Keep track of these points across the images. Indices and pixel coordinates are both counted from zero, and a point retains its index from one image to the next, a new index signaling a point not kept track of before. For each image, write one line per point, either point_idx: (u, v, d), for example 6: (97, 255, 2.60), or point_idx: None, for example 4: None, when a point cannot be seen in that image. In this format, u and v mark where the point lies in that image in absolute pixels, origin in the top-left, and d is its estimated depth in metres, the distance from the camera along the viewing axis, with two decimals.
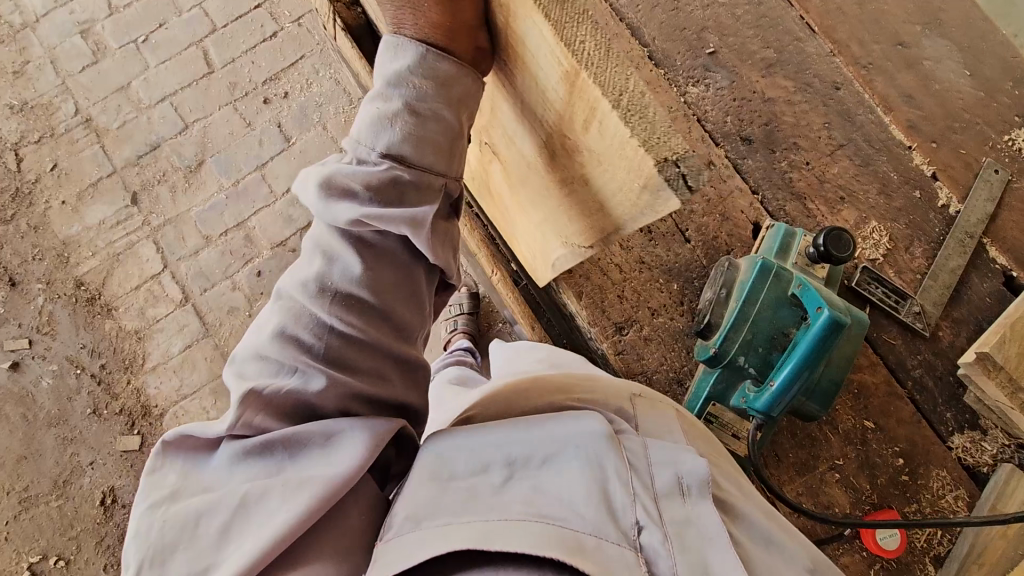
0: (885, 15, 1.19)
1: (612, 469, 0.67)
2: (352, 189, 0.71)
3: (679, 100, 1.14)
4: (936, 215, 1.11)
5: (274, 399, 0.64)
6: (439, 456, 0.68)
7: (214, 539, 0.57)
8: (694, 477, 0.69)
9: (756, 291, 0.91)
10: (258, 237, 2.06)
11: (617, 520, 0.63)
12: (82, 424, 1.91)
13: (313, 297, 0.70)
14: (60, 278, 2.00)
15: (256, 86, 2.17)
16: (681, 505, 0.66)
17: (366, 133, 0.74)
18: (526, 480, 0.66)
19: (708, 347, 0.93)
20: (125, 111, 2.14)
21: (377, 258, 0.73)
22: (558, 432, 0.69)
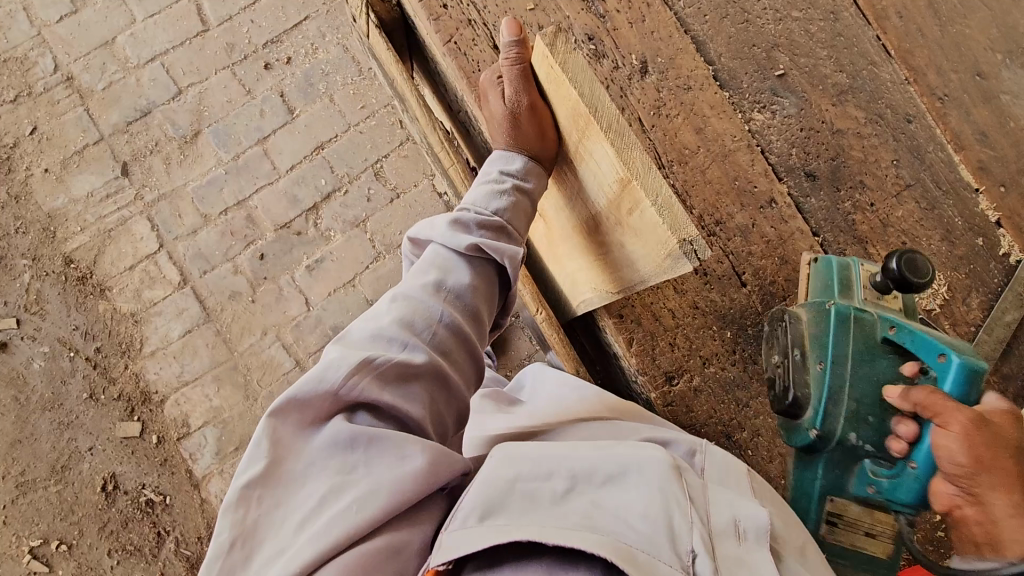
0: (965, 41, 1.11)
1: (673, 494, 0.66)
2: (470, 225, 0.80)
3: (744, 127, 1.04)
4: (997, 264, 1.06)
5: (385, 371, 0.64)
6: (507, 458, 0.68)
7: (305, 530, 0.57)
8: (752, 524, 0.69)
9: (840, 351, 0.84)
10: (261, 218, 1.95)
11: (674, 544, 0.62)
12: (78, 408, 1.82)
13: (428, 296, 0.74)
14: (48, 254, 1.88)
15: (256, 49, 2.02)
16: (734, 547, 0.66)
17: (480, 199, 0.83)
18: (588, 496, 0.65)
19: (811, 432, 0.84)
20: (111, 70, 1.98)
21: (479, 277, 0.79)
22: (626, 451, 0.69)
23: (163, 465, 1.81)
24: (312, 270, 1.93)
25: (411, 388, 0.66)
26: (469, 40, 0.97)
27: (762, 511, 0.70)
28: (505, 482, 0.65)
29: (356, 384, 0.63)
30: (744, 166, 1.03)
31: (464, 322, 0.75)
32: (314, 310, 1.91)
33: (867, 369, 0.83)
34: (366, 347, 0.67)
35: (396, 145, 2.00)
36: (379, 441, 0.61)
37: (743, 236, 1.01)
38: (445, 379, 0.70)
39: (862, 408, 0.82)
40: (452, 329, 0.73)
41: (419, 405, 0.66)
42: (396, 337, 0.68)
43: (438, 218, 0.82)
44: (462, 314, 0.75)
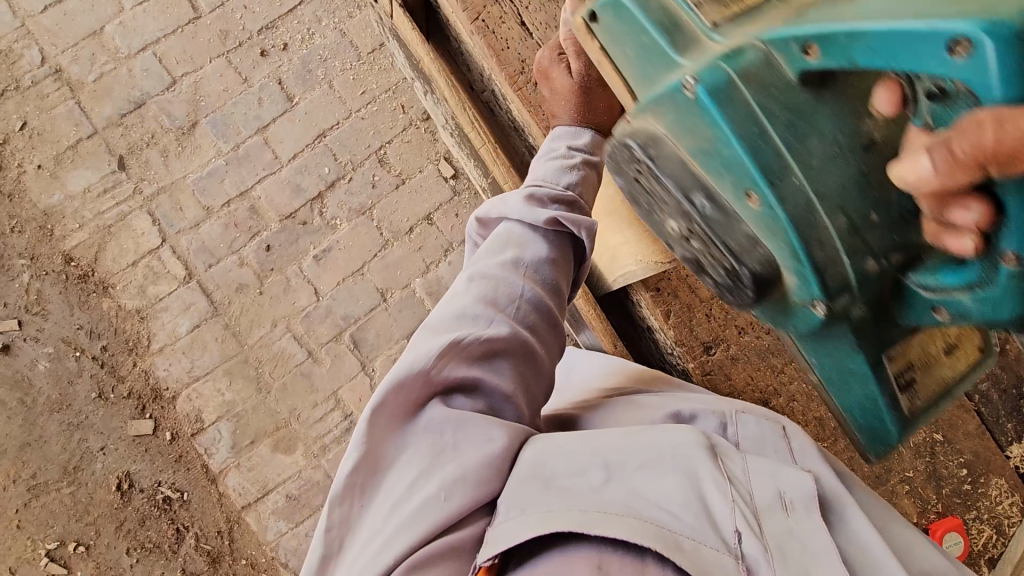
0: None
1: (712, 478, 0.61)
2: (546, 200, 0.80)
3: None
4: None
5: (473, 351, 0.65)
6: (542, 450, 0.62)
7: (400, 515, 0.58)
8: (797, 492, 0.64)
9: (770, 162, 0.58)
10: (264, 208, 1.91)
11: (717, 526, 0.58)
12: (88, 408, 1.79)
13: (509, 271, 0.73)
14: (46, 253, 1.84)
15: (251, 35, 1.97)
16: (784, 519, 0.61)
17: (550, 173, 0.82)
18: (626, 485, 0.60)
19: (754, 203, 0.60)
20: (101, 61, 1.92)
21: (556, 250, 0.78)
22: (663, 438, 0.64)
23: (178, 462, 1.80)
24: (320, 260, 1.91)
25: (500, 364, 0.66)
26: (496, 17, 0.97)
27: (806, 477, 0.65)
28: (543, 479, 0.59)
29: (446, 366, 0.63)
30: None
31: (546, 297, 0.74)
32: (324, 299, 1.89)
33: (821, 147, 0.58)
34: (453, 327, 0.67)
35: (400, 130, 1.98)
36: (470, 423, 0.61)
37: None
38: (532, 354, 0.69)
39: (860, 228, 0.59)
40: (536, 303, 0.72)
41: (509, 381, 0.66)
42: (485, 315, 0.68)
43: (510, 194, 0.81)
44: (544, 289, 0.75)
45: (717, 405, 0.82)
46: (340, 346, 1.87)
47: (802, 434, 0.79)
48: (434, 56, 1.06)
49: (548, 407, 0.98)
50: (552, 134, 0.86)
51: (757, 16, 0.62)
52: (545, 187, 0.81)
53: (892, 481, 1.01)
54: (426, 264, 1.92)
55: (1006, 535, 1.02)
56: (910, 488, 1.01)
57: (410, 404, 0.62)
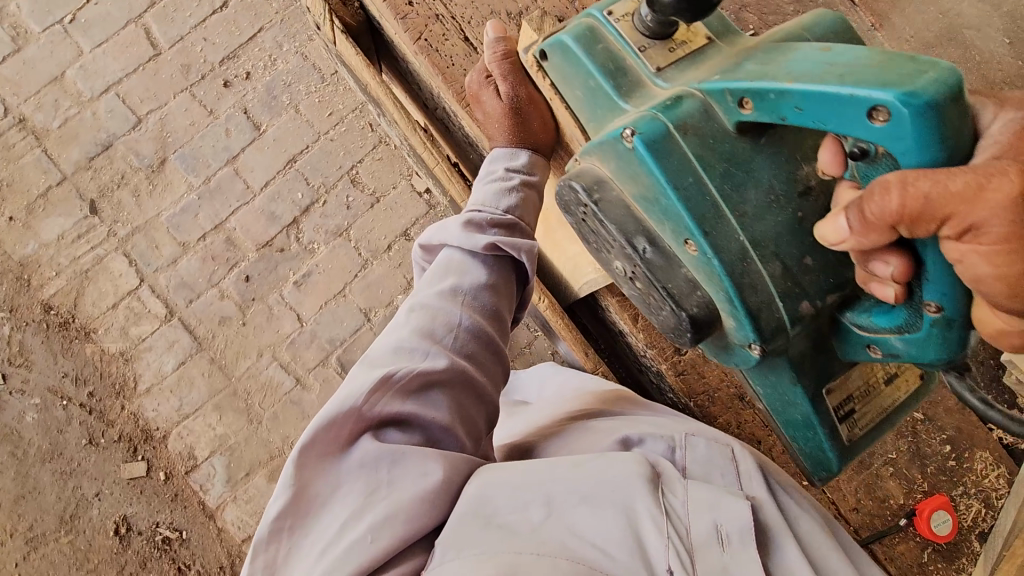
0: None
1: (649, 515, 0.64)
2: (484, 225, 0.81)
3: None
4: None
5: (408, 384, 0.66)
6: (485, 486, 0.64)
7: (328, 556, 0.58)
8: (735, 526, 0.66)
9: (707, 213, 0.65)
10: (241, 239, 1.91)
11: (650, 566, 0.61)
12: (80, 455, 1.79)
13: (447, 300, 0.74)
14: (25, 303, 1.83)
15: (212, 67, 1.97)
16: (717, 556, 0.64)
17: (489, 198, 0.83)
18: (565, 526, 0.62)
19: (626, 137, 0.66)
20: (64, 106, 1.92)
21: (496, 276, 0.79)
22: (607, 473, 0.67)
23: (175, 501, 1.79)
24: (301, 286, 1.90)
25: (436, 396, 0.67)
26: (438, 35, 0.97)
27: (744, 508, 0.67)
28: (484, 516, 0.62)
29: (379, 400, 0.64)
30: None
31: (486, 323, 0.76)
32: (308, 324, 1.89)
33: (755, 195, 0.66)
34: (388, 361, 0.68)
35: (369, 149, 1.98)
36: (402, 458, 0.62)
37: None
38: (471, 382, 0.71)
39: (792, 269, 0.67)
40: (474, 331, 0.74)
41: (446, 412, 0.67)
42: (421, 347, 0.69)
43: (450, 221, 0.82)
44: (482, 313, 0.76)
45: (667, 427, 0.81)
46: (328, 370, 1.87)
47: (750, 454, 0.79)
48: (382, 78, 1.05)
49: (518, 431, 0.99)
50: (491, 157, 0.86)
51: (704, 61, 0.69)
52: (484, 212, 0.82)
53: (876, 464, 1.02)
54: (407, 281, 1.92)
55: (995, 508, 1.02)
56: (894, 469, 1.02)
57: (341, 440, 0.63)
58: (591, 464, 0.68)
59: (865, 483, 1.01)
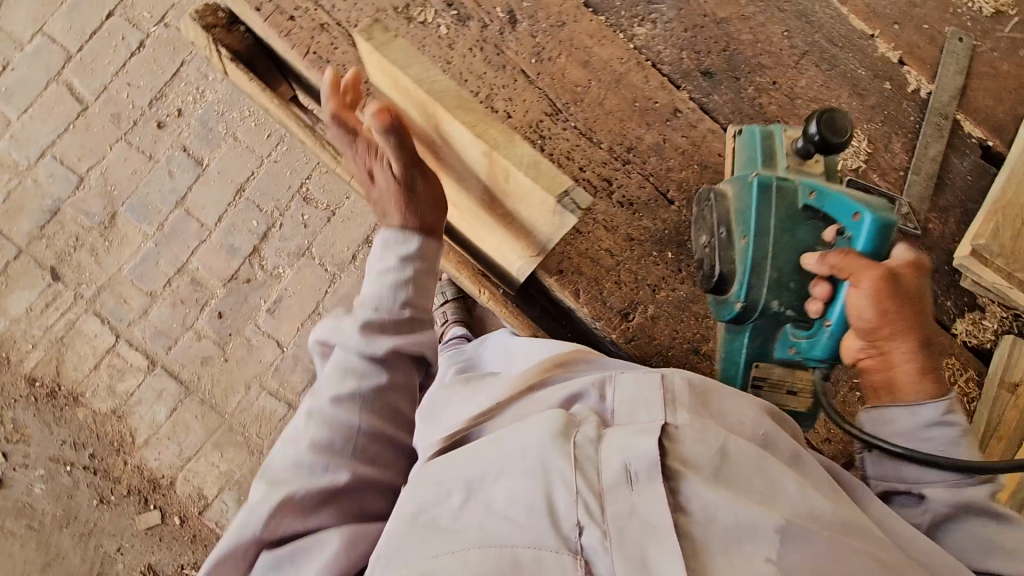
0: None
1: (556, 473, 0.69)
2: (379, 326, 0.91)
3: (628, 47, 1.02)
4: (909, 103, 1.06)
5: (307, 498, 0.77)
6: (416, 491, 0.74)
7: None
8: (639, 460, 0.69)
9: None
10: (206, 278, 1.91)
11: (559, 525, 0.65)
12: (94, 515, 1.82)
13: (344, 409, 0.86)
14: (9, 381, 1.85)
15: (142, 111, 1.93)
16: (626, 494, 0.67)
17: (383, 295, 0.92)
18: (484, 505, 0.70)
19: None
20: (5, 179, 1.90)
21: (393, 374, 0.90)
22: (516, 446, 0.74)
23: (194, 542, 1.82)
24: (274, 312, 1.91)
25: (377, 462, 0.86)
26: (326, 45, 0.95)
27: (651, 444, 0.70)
28: (413, 517, 0.71)
29: (279, 520, 0.76)
30: (641, 85, 1.01)
31: (381, 424, 0.87)
32: (289, 348, 1.90)
33: None
34: (291, 476, 0.80)
35: (314, 164, 1.95)
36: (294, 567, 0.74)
37: (658, 154, 1.01)
38: (371, 483, 0.83)
39: None
40: (373, 433, 0.86)
41: (347, 514, 0.79)
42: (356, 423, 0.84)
43: (345, 323, 0.92)
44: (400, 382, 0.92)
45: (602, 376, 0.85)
46: None
47: (686, 383, 0.79)
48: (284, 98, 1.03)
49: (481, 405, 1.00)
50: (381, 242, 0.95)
51: None
52: (379, 310, 0.92)
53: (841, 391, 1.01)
54: None
55: (969, 413, 1.02)
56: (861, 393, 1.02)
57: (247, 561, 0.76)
58: (502, 445, 0.75)
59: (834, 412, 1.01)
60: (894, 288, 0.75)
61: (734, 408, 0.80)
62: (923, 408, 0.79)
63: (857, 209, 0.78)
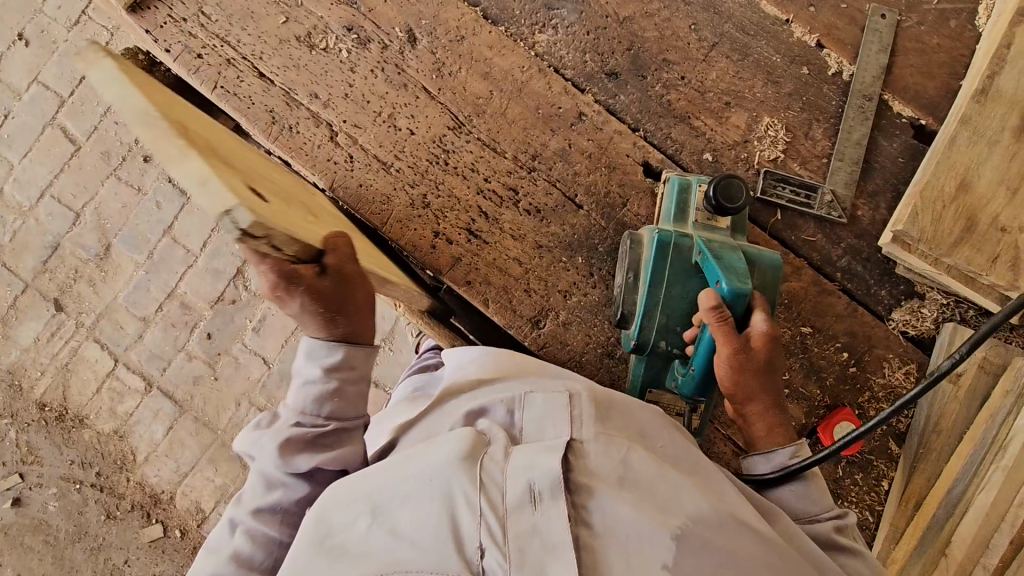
0: None
1: (463, 493, 0.64)
2: (303, 445, 0.78)
3: (530, 55, 1.02)
4: (829, 86, 1.02)
5: None
6: (321, 515, 0.69)
7: None
8: (545, 479, 0.64)
9: None
10: (193, 301, 2.00)
11: (461, 547, 0.61)
12: (102, 530, 1.93)
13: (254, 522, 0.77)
14: (22, 407, 1.98)
15: (129, 147, 2.05)
16: (529, 514, 0.62)
17: (309, 406, 0.79)
18: (389, 529, 0.64)
19: None
20: (10, 220, 2.05)
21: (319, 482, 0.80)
22: (422, 465, 0.68)
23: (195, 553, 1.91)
24: (259, 330, 1.98)
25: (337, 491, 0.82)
26: (234, 79, 1.00)
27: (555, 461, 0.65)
28: (318, 540, 0.66)
29: None
30: (543, 92, 1.01)
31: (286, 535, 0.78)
32: (274, 365, 1.96)
33: None
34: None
35: None
36: None
37: (563, 159, 1.00)
38: None
39: None
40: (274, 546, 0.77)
41: None
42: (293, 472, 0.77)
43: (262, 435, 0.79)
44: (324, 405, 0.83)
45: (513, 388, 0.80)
46: None
47: (593, 395, 0.76)
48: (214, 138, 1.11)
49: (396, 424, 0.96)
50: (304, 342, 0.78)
51: None
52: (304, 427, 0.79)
53: None
54: None
55: (910, 406, 0.98)
56: (789, 391, 0.99)
57: None
58: (408, 463, 0.70)
59: None
60: (747, 362, 0.79)
61: (634, 418, 0.78)
62: (776, 454, 0.83)
63: (719, 277, 0.80)
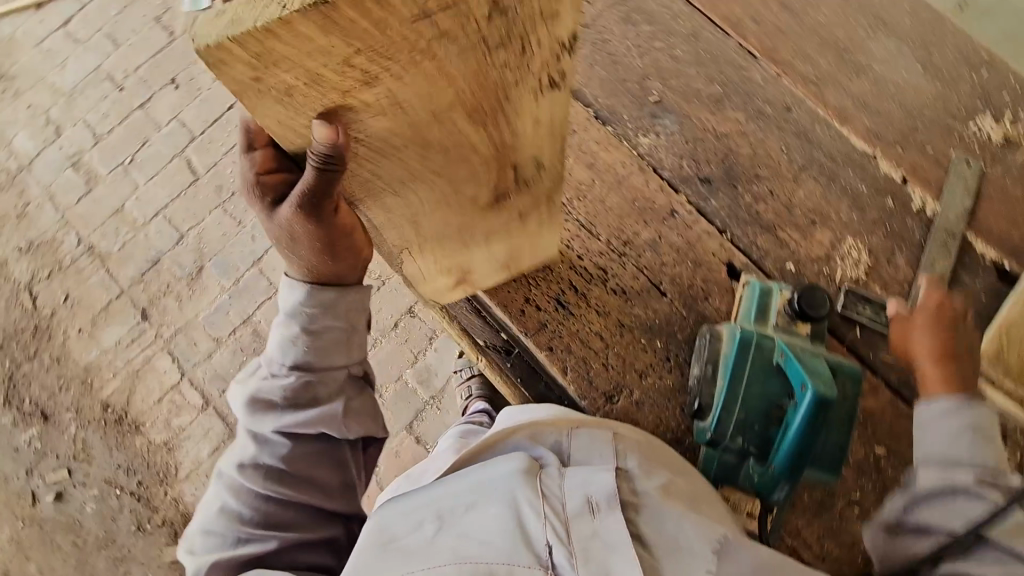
0: (813, 18, 1.17)
1: (526, 498, 0.66)
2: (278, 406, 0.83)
3: (632, 154, 1.14)
4: (914, 220, 1.08)
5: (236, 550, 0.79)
6: (382, 522, 0.70)
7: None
8: (603, 492, 0.68)
9: None
10: (265, 331, 2.12)
11: (531, 544, 0.61)
12: (129, 541, 1.94)
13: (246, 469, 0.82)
14: (88, 404, 2.09)
15: (240, 184, 2.27)
16: (590, 522, 0.64)
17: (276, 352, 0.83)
18: (454, 532, 0.64)
19: None
20: (123, 232, 2.26)
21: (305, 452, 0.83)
22: (482, 473, 0.71)
23: None
24: None
25: (316, 444, 0.84)
26: None
27: (610, 476, 0.70)
28: (383, 543, 0.66)
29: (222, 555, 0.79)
30: (641, 188, 1.12)
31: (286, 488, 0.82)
32: None
33: None
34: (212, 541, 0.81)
35: None
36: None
37: (653, 249, 1.09)
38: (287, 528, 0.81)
39: None
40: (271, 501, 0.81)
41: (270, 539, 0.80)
42: (261, 423, 0.83)
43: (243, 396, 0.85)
44: (337, 324, 0.82)
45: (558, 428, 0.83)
46: None
47: (631, 439, 0.81)
48: None
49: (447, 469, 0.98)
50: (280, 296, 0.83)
51: None
52: (272, 380, 0.83)
53: (838, 505, 1.00)
54: (414, 355, 2.04)
55: None
56: (860, 510, 0.99)
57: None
58: (465, 476, 0.72)
59: (829, 527, 1.00)
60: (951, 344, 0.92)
61: (672, 467, 0.81)
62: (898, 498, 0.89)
63: (804, 379, 0.83)
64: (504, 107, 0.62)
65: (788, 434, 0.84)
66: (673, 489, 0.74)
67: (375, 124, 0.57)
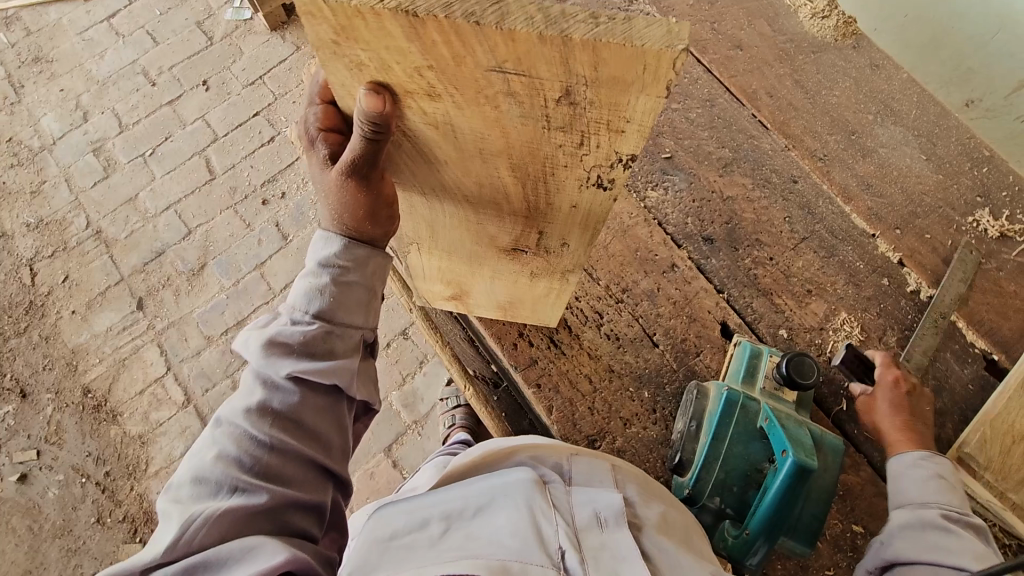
0: (824, 98, 1.22)
1: (537, 506, 0.68)
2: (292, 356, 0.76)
3: (639, 206, 1.17)
4: (908, 302, 1.10)
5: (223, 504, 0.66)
6: (381, 525, 0.69)
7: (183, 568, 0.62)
8: (610, 510, 0.71)
9: None
10: None
11: (543, 546, 0.64)
12: (86, 533, 1.89)
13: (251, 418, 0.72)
14: (69, 387, 2.07)
15: (254, 188, 2.32)
16: (598, 535, 0.67)
17: (299, 299, 0.78)
18: (462, 534, 0.65)
19: None
20: (132, 221, 2.29)
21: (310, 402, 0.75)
22: (487, 481, 0.72)
23: None
24: None
25: (322, 398, 0.77)
26: None
27: (616, 494, 0.73)
28: (386, 541, 0.66)
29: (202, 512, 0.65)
30: (644, 238, 1.15)
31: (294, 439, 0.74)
32: None
33: None
34: (192, 495, 0.68)
35: None
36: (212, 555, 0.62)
37: (650, 300, 1.11)
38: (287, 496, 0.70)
39: None
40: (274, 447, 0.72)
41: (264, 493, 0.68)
42: (274, 367, 0.74)
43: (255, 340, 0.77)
44: (361, 281, 0.80)
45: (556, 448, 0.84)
46: None
47: (628, 469, 0.83)
48: None
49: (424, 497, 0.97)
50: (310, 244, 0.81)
51: None
52: (293, 326, 0.77)
53: None
54: (402, 377, 2.03)
55: None
56: None
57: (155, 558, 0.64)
58: (470, 483, 0.73)
59: None
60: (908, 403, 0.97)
61: (661, 496, 0.83)
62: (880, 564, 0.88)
63: (787, 446, 0.84)
64: (547, 180, 0.66)
65: (765, 498, 0.84)
66: (668, 519, 0.76)
67: (424, 130, 0.61)
